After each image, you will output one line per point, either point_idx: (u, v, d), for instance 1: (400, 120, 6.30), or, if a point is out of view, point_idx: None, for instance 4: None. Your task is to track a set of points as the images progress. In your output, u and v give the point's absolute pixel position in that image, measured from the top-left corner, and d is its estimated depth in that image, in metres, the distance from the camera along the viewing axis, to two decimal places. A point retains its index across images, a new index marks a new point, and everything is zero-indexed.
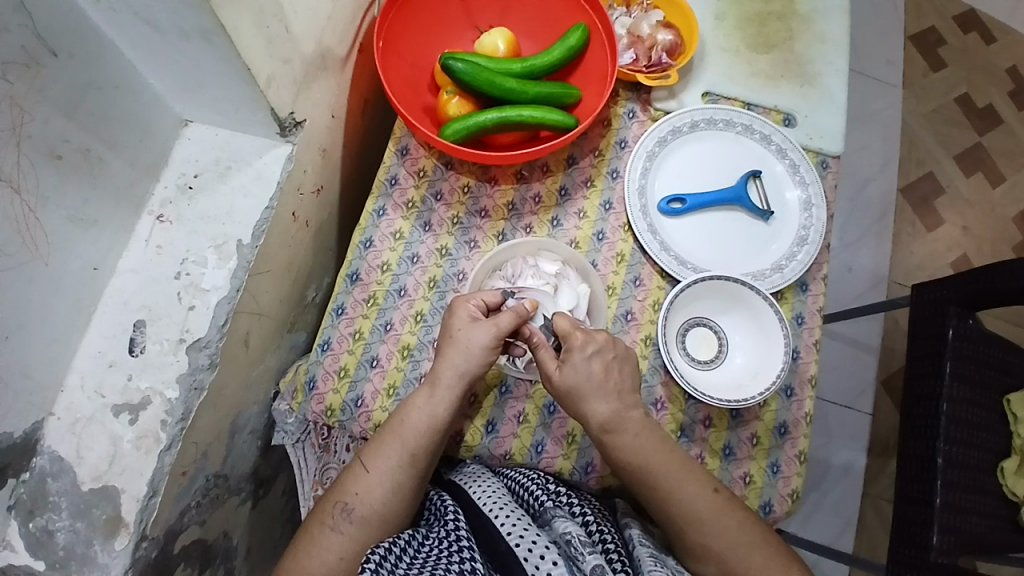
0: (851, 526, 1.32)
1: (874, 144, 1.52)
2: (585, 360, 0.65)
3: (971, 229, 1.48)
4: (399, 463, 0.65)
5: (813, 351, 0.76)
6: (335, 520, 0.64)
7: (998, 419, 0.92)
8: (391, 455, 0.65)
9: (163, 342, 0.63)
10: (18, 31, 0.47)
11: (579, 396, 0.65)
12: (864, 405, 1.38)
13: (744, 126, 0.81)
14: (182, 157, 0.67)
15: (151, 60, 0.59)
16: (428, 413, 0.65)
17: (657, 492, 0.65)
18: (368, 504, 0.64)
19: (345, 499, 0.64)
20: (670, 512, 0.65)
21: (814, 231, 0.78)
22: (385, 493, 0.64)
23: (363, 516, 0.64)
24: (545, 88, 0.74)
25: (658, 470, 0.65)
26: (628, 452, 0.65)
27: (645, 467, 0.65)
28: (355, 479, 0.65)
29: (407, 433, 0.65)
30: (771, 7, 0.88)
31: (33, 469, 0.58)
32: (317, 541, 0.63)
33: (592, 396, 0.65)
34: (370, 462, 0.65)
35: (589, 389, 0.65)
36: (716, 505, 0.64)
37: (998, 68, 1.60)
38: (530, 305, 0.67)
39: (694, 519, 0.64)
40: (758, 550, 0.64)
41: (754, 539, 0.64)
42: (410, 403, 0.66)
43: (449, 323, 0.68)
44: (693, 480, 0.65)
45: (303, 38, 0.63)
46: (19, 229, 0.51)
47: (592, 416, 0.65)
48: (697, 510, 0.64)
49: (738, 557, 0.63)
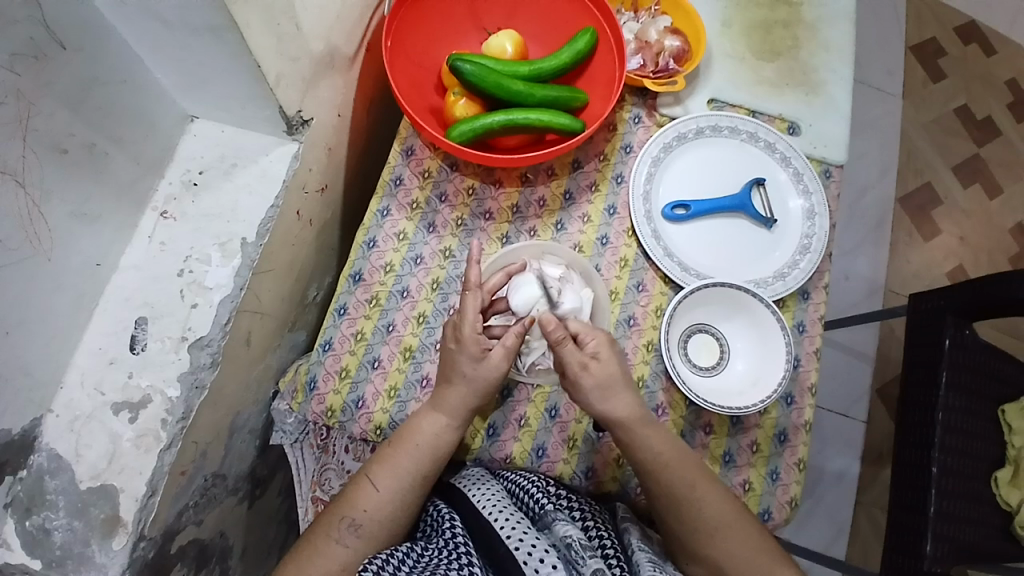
0: (844, 533, 1.33)
1: (872, 153, 1.53)
2: (614, 353, 0.67)
3: (967, 239, 1.49)
4: (410, 484, 0.65)
5: (814, 359, 0.76)
6: (340, 533, 0.63)
7: (993, 429, 0.92)
8: (404, 474, 0.65)
9: (164, 340, 0.62)
10: (26, 24, 0.46)
11: (609, 393, 0.65)
12: (859, 412, 1.39)
13: (748, 134, 0.81)
14: (186, 154, 0.67)
15: (159, 56, 0.58)
16: (442, 436, 0.66)
17: (687, 496, 0.65)
18: (376, 521, 0.64)
19: (353, 514, 0.64)
20: (697, 517, 0.64)
21: (816, 239, 0.79)
22: (392, 511, 0.65)
23: (369, 532, 0.64)
24: (552, 92, 0.74)
25: (691, 472, 0.66)
26: (668, 452, 0.65)
27: (679, 467, 0.65)
28: (364, 494, 0.65)
29: (419, 456, 0.65)
30: (778, 15, 0.88)
31: (31, 466, 0.57)
32: (322, 551, 0.62)
33: (620, 394, 0.66)
34: (380, 479, 0.65)
35: (621, 383, 0.66)
36: (741, 513, 0.65)
37: (996, 80, 1.61)
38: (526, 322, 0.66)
39: (721, 525, 0.64)
40: (780, 565, 0.64)
41: (774, 553, 0.64)
42: (420, 418, 0.66)
43: (453, 359, 0.66)
44: (720, 487, 0.66)
45: (311, 36, 0.63)
46: (23, 224, 0.50)
47: (626, 412, 0.65)
48: (725, 515, 0.64)
49: (760, 569, 0.63)
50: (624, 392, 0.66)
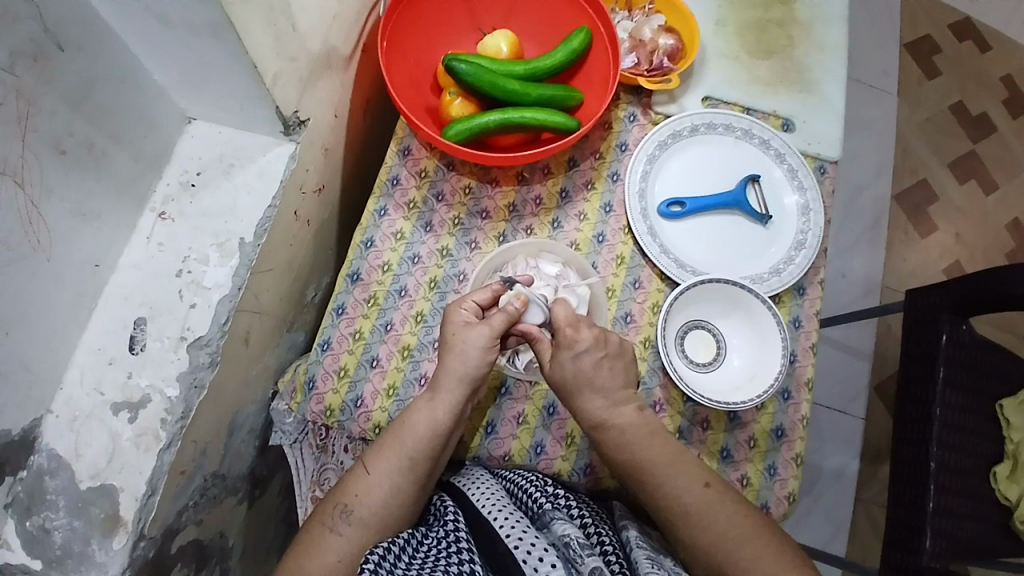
0: (844, 530, 1.33)
1: (868, 151, 1.53)
2: (574, 359, 0.64)
3: (963, 236, 1.50)
4: (398, 467, 0.64)
5: (811, 354, 0.76)
6: (334, 522, 0.63)
7: (990, 425, 0.92)
8: (391, 458, 0.64)
9: (164, 339, 0.62)
10: (26, 23, 0.47)
11: (581, 387, 0.65)
12: (857, 409, 1.39)
13: (743, 130, 0.82)
14: (184, 153, 0.67)
15: (156, 56, 0.59)
16: (428, 417, 0.64)
17: (646, 485, 0.64)
18: (368, 507, 0.63)
19: (345, 501, 0.64)
20: (662, 504, 0.64)
21: (812, 235, 0.79)
22: (385, 496, 0.64)
23: (361, 519, 0.63)
24: (547, 91, 0.75)
25: (653, 453, 0.64)
26: (629, 433, 0.65)
27: (636, 448, 0.65)
28: (357, 480, 0.65)
29: (406, 436, 0.64)
30: (772, 14, 0.89)
31: (31, 466, 0.57)
32: (318, 542, 0.62)
33: (590, 391, 0.65)
34: (371, 463, 0.65)
35: (586, 385, 0.65)
36: (706, 497, 0.63)
37: (991, 77, 1.62)
38: (519, 304, 0.66)
39: (683, 512, 0.63)
40: (748, 542, 0.61)
41: (744, 530, 0.62)
42: (412, 407, 0.66)
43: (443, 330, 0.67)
44: (684, 472, 0.64)
45: (308, 36, 0.64)
46: (23, 223, 0.51)
47: (592, 412, 0.65)
48: (688, 500, 0.63)
49: (725, 550, 0.61)
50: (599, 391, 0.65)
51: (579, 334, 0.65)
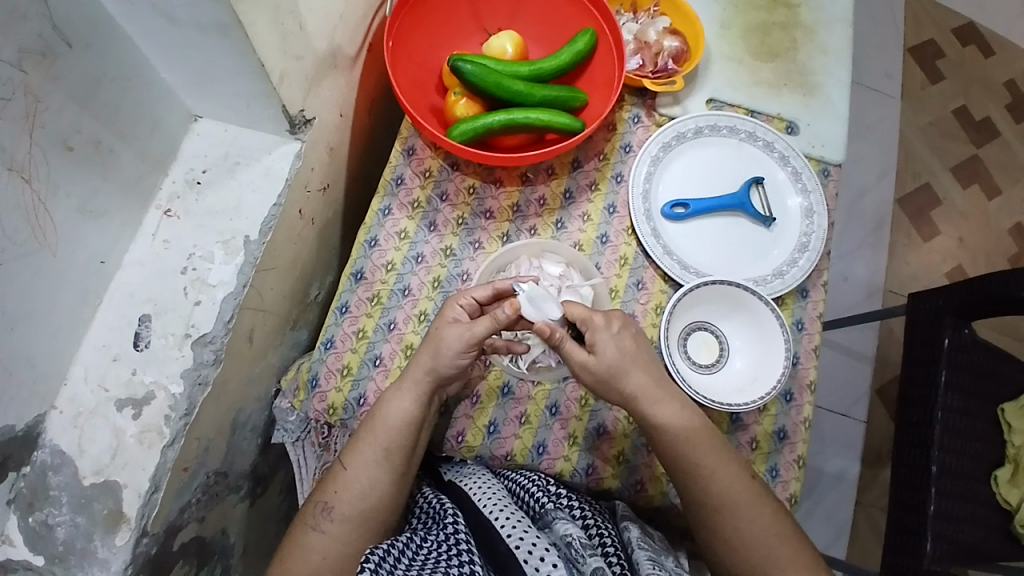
0: (845, 534, 1.33)
1: (870, 155, 1.53)
2: (613, 337, 0.65)
3: (965, 240, 1.50)
4: (374, 459, 0.64)
5: (813, 357, 0.76)
6: (316, 520, 0.63)
7: (992, 429, 0.92)
8: (366, 450, 0.65)
9: (169, 336, 0.62)
10: (34, 20, 0.47)
11: (618, 376, 0.64)
12: (858, 413, 1.39)
13: (747, 133, 0.82)
14: (191, 152, 0.67)
15: (163, 55, 0.59)
16: (402, 408, 0.65)
17: (695, 472, 0.64)
18: (348, 503, 0.63)
19: (325, 498, 0.64)
20: (705, 493, 0.64)
21: (815, 238, 0.79)
22: (364, 489, 0.64)
23: (342, 514, 0.63)
24: (552, 92, 0.75)
25: (705, 446, 0.64)
26: (680, 426, 0.64)
27: (687, 442, 0.64)
28: (335, 477, 0.65)
29: (378, 428, 0.65)
30: (776, 17, 0.89)
31: (34, 462, 0.57)
32: (301, 541, 0.62)
33: (630, 370, 0.65)
34: (348, 459, 0.65)
35: (630, 361, 0.65)
36: (753, 490, 0.64)
37: (994, 82, 1.62)
38: (510, 310, 0.64)
39: (729, 503, 0.63)
40: (786, 540, 0.63)
41: (781, 528, 0.63)
42: (386, 397, 0.66)
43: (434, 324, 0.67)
44: (731, 466, 0.65)
45: (315, 35, 0.64)
46: (30, 219, 0.51)
47: (637, 390, 0.65)
48: (737, 493, 0.63)
49: (766, 545, 0.63)
50: (642, 368, 0.65)
51: (610, 319, 0.66)
